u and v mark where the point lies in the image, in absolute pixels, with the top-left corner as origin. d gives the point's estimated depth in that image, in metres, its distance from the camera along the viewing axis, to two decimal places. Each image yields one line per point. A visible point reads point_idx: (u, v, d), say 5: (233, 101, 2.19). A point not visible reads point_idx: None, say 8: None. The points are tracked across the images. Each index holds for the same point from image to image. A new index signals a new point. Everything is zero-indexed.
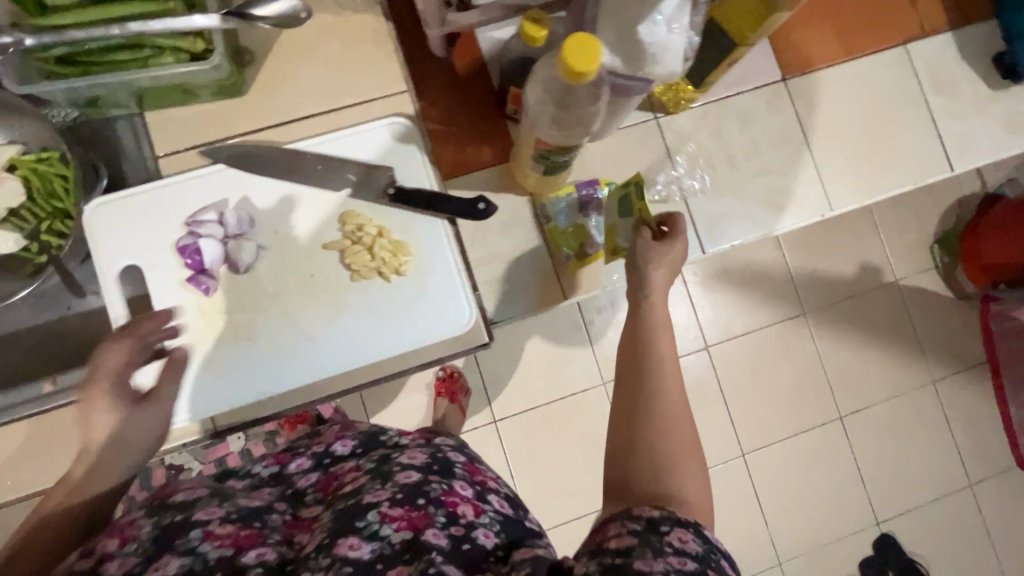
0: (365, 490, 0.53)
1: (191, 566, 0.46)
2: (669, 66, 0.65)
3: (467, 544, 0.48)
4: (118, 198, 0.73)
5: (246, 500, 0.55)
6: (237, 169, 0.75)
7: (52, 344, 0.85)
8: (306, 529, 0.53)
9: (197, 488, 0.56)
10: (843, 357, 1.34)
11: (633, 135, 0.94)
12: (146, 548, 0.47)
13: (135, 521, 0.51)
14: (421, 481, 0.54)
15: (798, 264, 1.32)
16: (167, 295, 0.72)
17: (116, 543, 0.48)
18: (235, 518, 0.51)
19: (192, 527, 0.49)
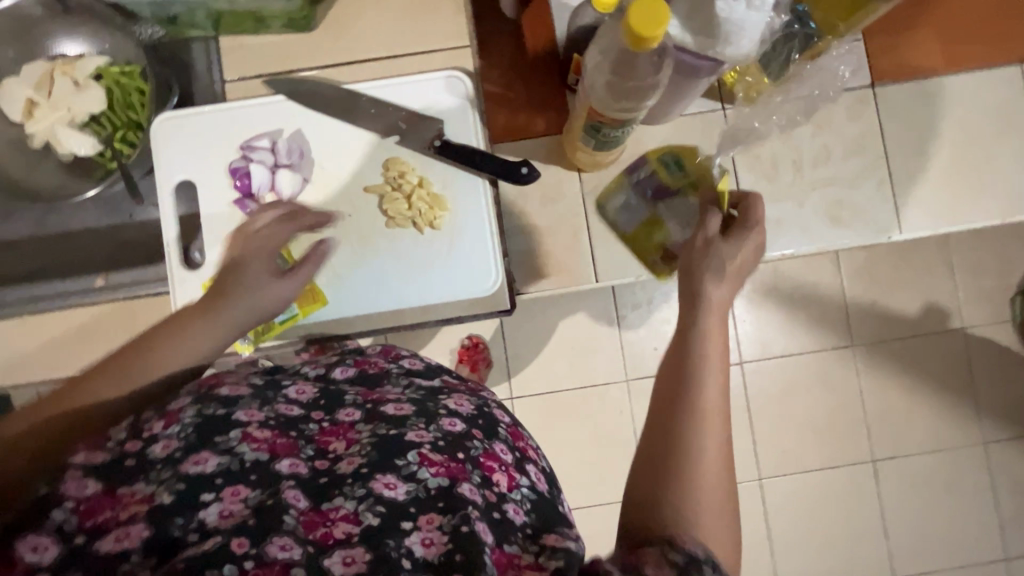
0: (408, 425, 0.51)
1: (227, 466, 0.45)
2: (742, 48, 0.62)
3: (497, 513, 0.47)
4: (186, 113, 0.76)
5: (286, 406, 0.53)
6: (293, 101, 0.77)
7: (104, 245, 0.90)
8: (343, 449, 0.49)
9: (244, 386, 0.54)
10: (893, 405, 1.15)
11: (695, 125, 0.90)
12: (189, 434, 0.47)
13: (182, 408, 0.49)
14: (463, 434, 0.53)
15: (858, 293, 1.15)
16: (212, 212, 0.75)
17: (160, 424, 0.47)
18: (273, 425, 0.50)
19: (231, 427, 0.48)
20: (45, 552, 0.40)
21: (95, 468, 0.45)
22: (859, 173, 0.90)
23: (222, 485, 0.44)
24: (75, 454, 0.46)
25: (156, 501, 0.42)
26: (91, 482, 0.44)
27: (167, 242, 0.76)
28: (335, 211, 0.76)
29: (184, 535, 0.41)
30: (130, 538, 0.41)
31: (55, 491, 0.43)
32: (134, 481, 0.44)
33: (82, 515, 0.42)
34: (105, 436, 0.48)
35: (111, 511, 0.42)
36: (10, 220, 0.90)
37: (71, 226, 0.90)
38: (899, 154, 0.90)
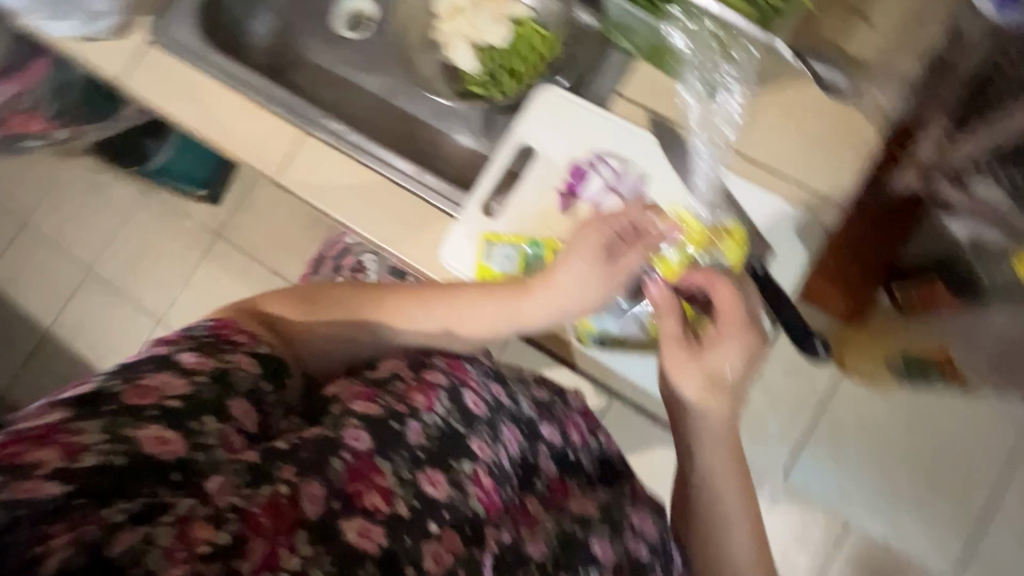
0: (591, 534, 0.53)
1: (453, 502, 0.50)
2: None
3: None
4: (572, 100, 0.82)
5: (503, 452, 0.56)
6: (660, 148, 0.79)
7: (415, 133, 1.00)
8: (529, 529, 0.52)
9: (479, 406, 0.58)
10: None
11: (987, 415, 0.80)
12: (434, 440, 0.53)
13: (437, 393, 0.56)
14: (644, 566, 0.54)
15: None
16: (536, 185, 0.81)
17: (421, 404, 0.54)
18: (492, 473, 0.54)
19: (464, 457, 0.53)
20: (312, 507, 0.44)
21: (367, 423, 0.51)
22: None
23: (446, 523, 0.48)
24: (353, 401, 0.53)
25: (393, 509, 0.47)
26: (361, 436, 0.49)
27: (483, 182, 0.83)
28: None
29: (410, 557, 0.45)
30: (370, 541, 0.44)
31: (337, 437, 0.49)
32: (386, 464, 0.49)
33: (348, 475, 0.47)
34: (373, 392, 0.55)
35: (362, 487, 0.47)
36: (374, 78, 1.05)
37: (409, 110, 1.02)
38: None
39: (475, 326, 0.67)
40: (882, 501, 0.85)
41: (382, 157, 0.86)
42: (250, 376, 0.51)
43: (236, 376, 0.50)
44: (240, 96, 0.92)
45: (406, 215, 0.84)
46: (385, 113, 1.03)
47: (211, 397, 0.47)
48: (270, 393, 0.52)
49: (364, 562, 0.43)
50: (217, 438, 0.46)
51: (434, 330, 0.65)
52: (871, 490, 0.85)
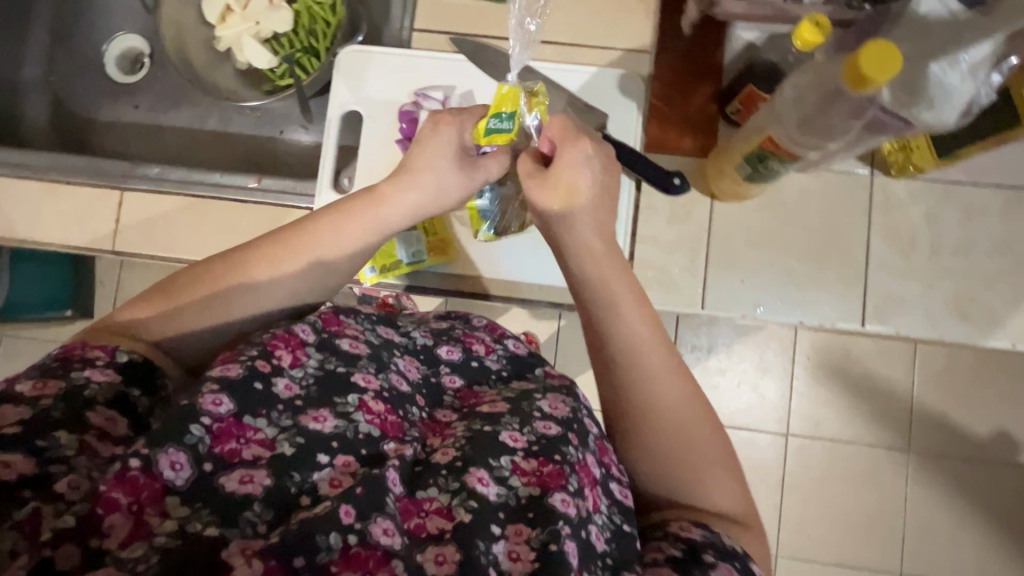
0: (502, 423, 0.45)
1: (344, 432, 0.41)
2: (943, 116, 0.59)
3: (584, 533, 0.41)
4: (373, 51, 0.81)
5: (398, 378, 0.48)
6: (474, 64, 0.80)
7: (245, 148, 0.96)
8: (439, 439, 0.46)
9: (364, 340, 0.49)
10: (934, 517, 1.11)
11: (841, 183, 0.88)
12: (312, 385, 0.43)
13: (305, 343, 0.46)
14: (561, 438, 0.45)
15: (929, 400, 1.11)
16: (374, 144, 0.79)
17: (287, 358, 0.44)
18: (387, 398, 0.45)
19: (351, 389, 0.44)
20: (180, 471, 0.37)
21: (229, 385, 0.40)
22: (999, 274, 0.87)
23: (337, 450, 0.40)
24: (212, 366, 0.42)
25: (277, 450, 0.39)
26: (225, 399, 0.39)
27: (324, 163, 0.80)
28: None
29: (300, 494, 0.38)
30: (254, 483, 0.37)
31: (189, 403, 0.39)
32: (257, 414, 0.40)
33: (214, 437, 0.38)
34: (238, 350, 0.44)
35: (236, 443, 0.39)
36: (177, 113, 0.98)
37: (228, 129, 0.96)
38: None
39: (343, 249, 0.55)
40: (791, 296, 0.88)
41: (212, 179, 0.83)
42: (110, 386, 0.42)
43: (89, 390, 0.41)
44: (31, 182, 0.83)
45: (264, 226, 0.83)
46: (205, 141, 0.96)
47: (66, 416, 0.39)
48: (144, 398, 0.44)
49: (253, 504, 0.37)
50: (77, 448, 0.38)
51: (308, 267, 0.54)
52: (779, 292, 0.88)
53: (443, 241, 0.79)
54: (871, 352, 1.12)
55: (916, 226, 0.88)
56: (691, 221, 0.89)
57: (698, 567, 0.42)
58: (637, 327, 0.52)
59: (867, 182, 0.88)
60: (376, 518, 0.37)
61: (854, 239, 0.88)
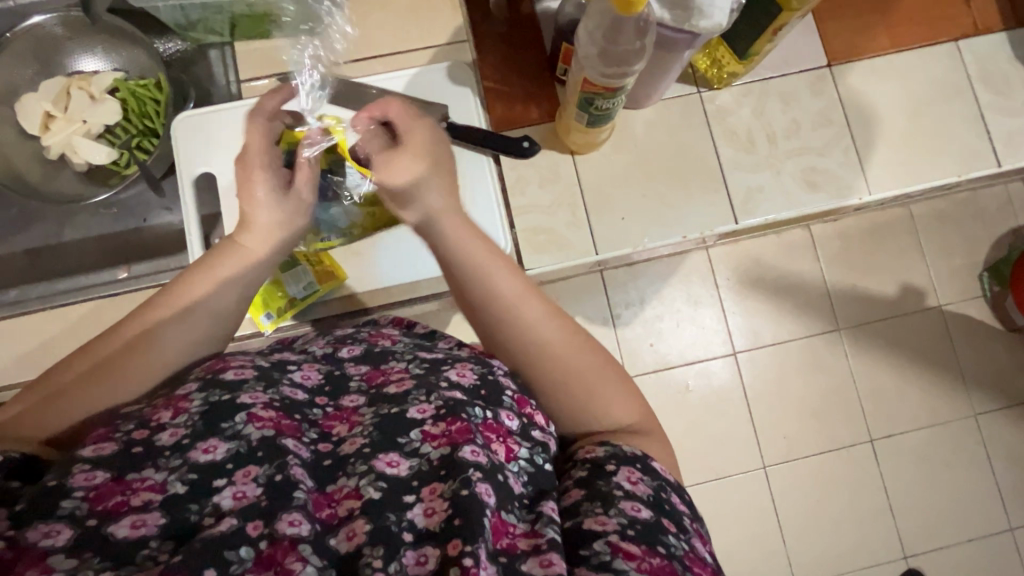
0: (409, 400, 0.44)
1: (238, 449, 0.39)
2: (715, 18, 0.67)
3: (502, 478, 0.42)
4: (207, 111, 0.81)
5: (292, 389, 0.46)
6: (309, 96, 0.83)
7: (114, 248, 0.93)
8: (347, 432, 0.43)
9: (251, 367, 0.45)
10: (875, 377, 1.21)
11: (676, 106, 0.98)
12: (196, 419, 0.40)
13: (188, 393, 0.42)
14: (466, 400, 0.44)
15: (835, 278, 1.22)
16: (235, 197, 0.79)
17: (167, 415, 0.40)
18: (279, 407, 0.43)
19: (236, 410, 0.41)
20: (57, 537, 0.34)
21: (104, 460, 0.38)
22: (830, 142, 0.98)
23: (234, 469, 0.38)
24: (84, 448, 0.39)
25: (170, 492, 0.37)
26: (100, 472, 0.37)
27: (191, 231, 0.79)
28: None
29: (202, 519, 0.36)
30: (148, 525, 0.35)
31: (58, 482, 0.36)
32: (143, 467, 0.38)
33: (92, 501, 0.36)
34: (114, 427, 0.41)
35: (122, 495, 0.36)
36: (30, 234, 0.93)
37: (88, 234, 0.93)
38: (865, 127, 0.99)
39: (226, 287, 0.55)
40: (672, 218, 0.96)
41: (81, 284, 0.82)
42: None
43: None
44: None
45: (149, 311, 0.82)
46: (70, 255, 0.93)
47: None
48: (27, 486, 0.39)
49: (150, 542, 0.35)
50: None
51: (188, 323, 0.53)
52: (660, 218, 0.96)
53: (329, 266, 0.79)
54: (773, 252, 1.23)
55: (751, 124, 0.98)
56: (562, 179, 0.95)
57: (602, 479, 0.45)
58: (500, 284, 0.52)
59: (697, 99, 0.98)
60: (282, 513, 0.36)
61: (704, 151, 0.97)
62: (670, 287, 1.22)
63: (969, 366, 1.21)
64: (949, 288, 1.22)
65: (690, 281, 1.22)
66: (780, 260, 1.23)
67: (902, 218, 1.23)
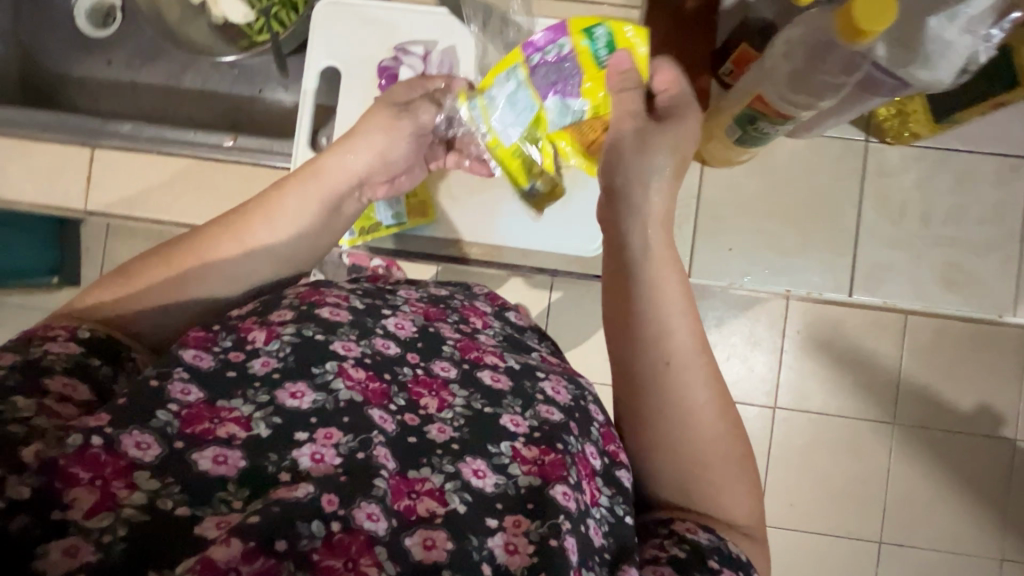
0: (503, 406, 0.48)
1: (323, 405, 0.43)
2: (940, 73, 0.57)
3: (584, 528, 0.44)
4: (351, 3, 0.77)
5: (383, 343, 0.49)
6: (457, 18, 0.76)
7: (224, 107, 0.94)
8: (434, 410, 0.47)
9: (344, 309, 0.50)
10: (912, 485, 1.12)
11: (834, 148, 0.86)
12: (289, 355, 0.45)
13: (283, 322, 0.48)
14: (562, 426, 0.48)
15: (912, 373, 1.11)
16: (353, 101, 0.77)
17: (262, 338, 0.46)
18: (369, 364, 0.47)
19: (330, 357, 0.45)
20: (146, 451, 0.38)
21: (198, 375, 0.43)
22: (989, 244, 0.86)
23: (316, 425, 0.42)
24: (184, 349, 0.44)
25: (253, 431, 0.41)
26: (193, 390, 0.42)
27: (300, 123, 0.77)
28: None
29: (279, 472, 0.39)
30: (228, 464, 0.39)
31: (159, 388, 0.41)
32: (231, 397, 0.42)
33: (183, 421, 0.40)
34: (212, 336, 0.46)
35: (209, 423, 0.40)
36: (151, 68, 0.95)
37: (206, 88, 0.94)
38: None
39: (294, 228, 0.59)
40: (781, 264, 0.87)
41: (187, 140, 0.80)
42: (69, 356, 0.44)
43: (48, 359, 0.43)
44: None
45: (240, 188, 0.81)
46: (181, 100, 0.94)
47: (21, 383, 0.40)
48: (105, 368, 0.46)
49: (227, 485, 0.38)
50: (33, 410, 0.39)
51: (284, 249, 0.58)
52: (766, 260, 0.87)
53: (423, 202, 0.76)
54: (858, 324, 1.12)
55: (909, 194, 0.86)
56: (681, 187, 0.87)
57: (701, 570, 0.46)
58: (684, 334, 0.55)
59: (861, 149, 0.86)
60: (361, 502, 0.38)
61: (845, 206, 0.87)
62: (734, 320, 1.14)
63: (1021, 515, 1.10)
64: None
65: (760, 321, 1.13)
66: (860, 333, 1.13)
67: (1016, 338, 1.09)
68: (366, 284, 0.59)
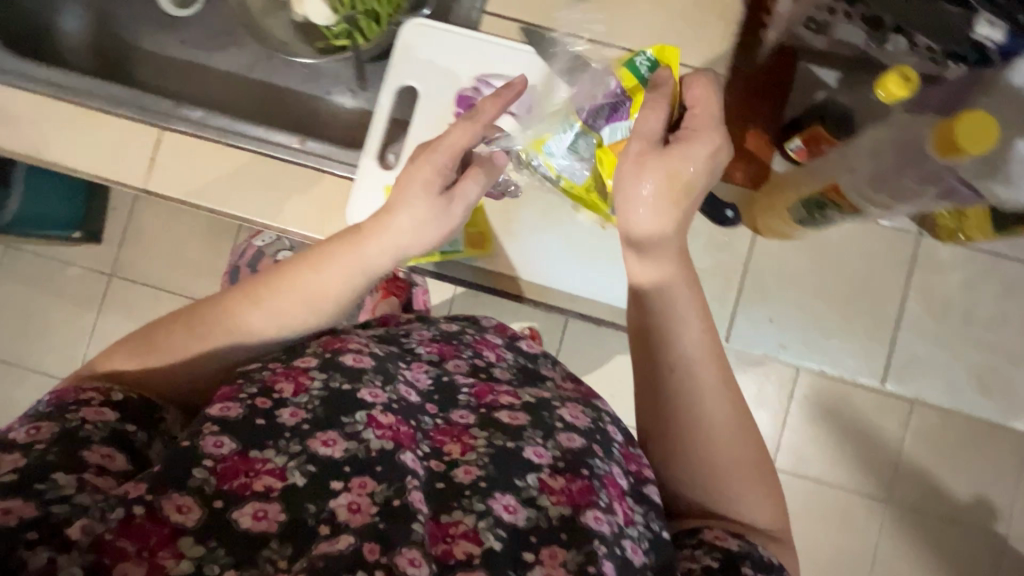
0: (525, 439, 0.48)
1: (355, 453, 0.44)
2: (1017, 193, 0.57)
3: (621, 550, 0.44)
4: (440, 27, 0.78)
5: (406, 389, 0.51)
6: (542, 60, 0.77)
7: (289, 103, 0.94)
8: (455, 453, 0.48)
9: (366, 354, 0.51)
10: (898, 567, 1.12)
11: (885, 235, 0.87)
12: (318, 407, 0.46)
13: (309, 369, 0.49)
14: (586, 451, 0.48)
15: (915, 454, 1.11)
16: (426, 123, 0.77)
17: (289, 389, 0.47)
18: (396, 410, 0.48)
19: (358, 407, 0.47)
20: (187, 515, 0.40)
21: (228, 426, 0.44)
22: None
23: (351, 474, 0.43)
24: (211, 405, 0.46)
25: (289, 480, 0.43)
26: (226, 441, 0.44)
27: (371, 136, 0.78)
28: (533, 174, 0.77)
29: (318, 525, 0.41)
30: (269, 517, 0.41)
31: (193, 446, 0.43)
32: (264, 447, 0.44)
33: (218, 478, 0.42)
34: (238, 386, 0.48)
35: (246, 477, 0.43)
36: (224, 55, 0.96)
37: (275, 81, 0.95)
38: None
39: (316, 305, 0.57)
40: (816, 341, 0.88)
41: (257, 134, 0.80)
42: (105, 425, 0.47)
43: (85, 430, 0.45)
44: (68, 104, 0.80)
45: (297, 188, 0.81)
46: (247, 89, 0.95)
47: (60, 457, 0.42)
48: (140, 434, 0.48)
49: (270, 540, 0.41)
50: (75, 487, 0.41)
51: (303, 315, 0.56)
52: (803, 334, 0.88)
53: (480, 234, 0.76)
54: (870, 402, 1.11)
55: (952, 292, 0.87)
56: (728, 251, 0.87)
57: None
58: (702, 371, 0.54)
59: (912, 241, 0.87)
60: (403, 548, 0.39)
61: (889, 295, 0.87)
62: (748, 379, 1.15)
63: None
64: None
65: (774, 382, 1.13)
66: (867, 408, 1.11)
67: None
68: (381, 329, 0.62)
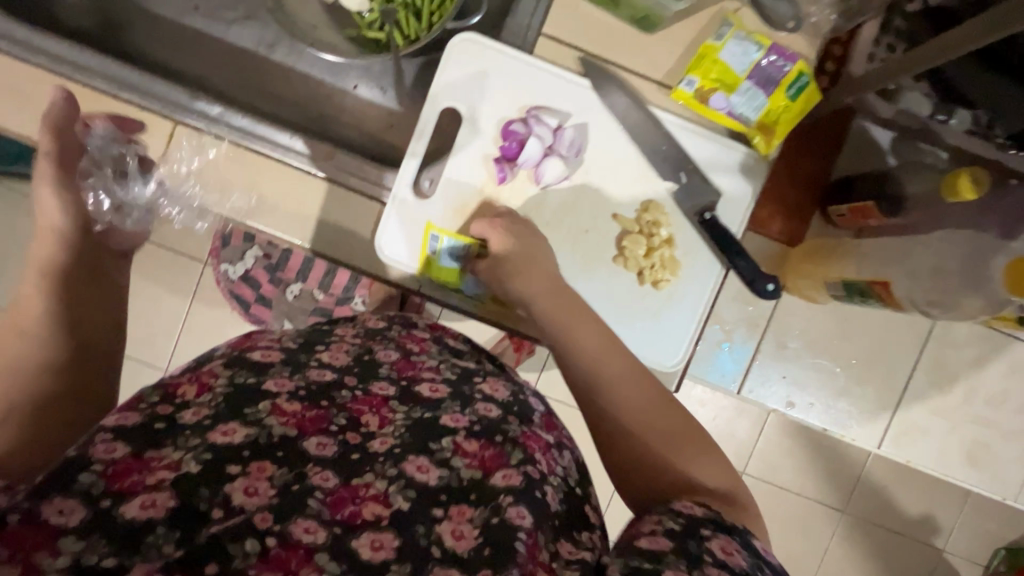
0: (443, 408, 0.49)
1: (256, 438, 0.42)
2: None
3: (538, 493, 0.45)
4: (486, 45, 0.71)
5: (318, 371, 0.49)
6: (597, 96, 0.72)
7: (306, 90, 0.86)
8: (373, 420, 0.47)
9: (277, 350, 0.51)
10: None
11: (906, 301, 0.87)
12: (219, 403, 0.44)
13: (213, 372, 0.47)
14: (501, 419, 0.50)
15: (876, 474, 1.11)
16: (467, 155, 0.73)
17: (192, 392, 0.45)
18: (303, 396, 0.47)
19: (261, 398, 0.45)
20: (70, 516, 0.36)
21: (126, 433, 0.41)
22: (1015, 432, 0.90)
23: (249, 459, 0.42)
24: (107, 416, 0.42)
25: (183, 469, 0.40)
26: (120, 446, 0.40)
27: (407, 161, 0.73)
28: (572, 221, 0.73)
29: (210, 509, 0.39)
30: (156, 507, 0.38)
31: (81, 454, 0.39)
32: (161, 446, 0.41)
33: (109, 478, 0.38)
34: (139, 395, 0.45)
35: (137, 475, 0.39)
36: (241, 30, 0.87)
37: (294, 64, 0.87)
38: None
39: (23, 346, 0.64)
40: (821, 396, 0.90)
41: (280, 142, 0.72)
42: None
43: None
44: (70, 83, 0.72)
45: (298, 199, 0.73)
46: (258, 69, 0.86)
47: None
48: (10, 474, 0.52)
49: (156, 528, 0.37)
50: None
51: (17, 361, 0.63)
52: (815, 395, 0.91)
53: None
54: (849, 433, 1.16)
55: (964, 369, 0.88)
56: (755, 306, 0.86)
57: None
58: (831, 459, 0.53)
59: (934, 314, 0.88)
60: (296, 518, 0.40)
61: (901, 362, 0.89)
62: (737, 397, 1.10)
63: None
64: (966, 548, 1.12)
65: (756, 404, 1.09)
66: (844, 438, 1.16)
67: None
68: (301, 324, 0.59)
